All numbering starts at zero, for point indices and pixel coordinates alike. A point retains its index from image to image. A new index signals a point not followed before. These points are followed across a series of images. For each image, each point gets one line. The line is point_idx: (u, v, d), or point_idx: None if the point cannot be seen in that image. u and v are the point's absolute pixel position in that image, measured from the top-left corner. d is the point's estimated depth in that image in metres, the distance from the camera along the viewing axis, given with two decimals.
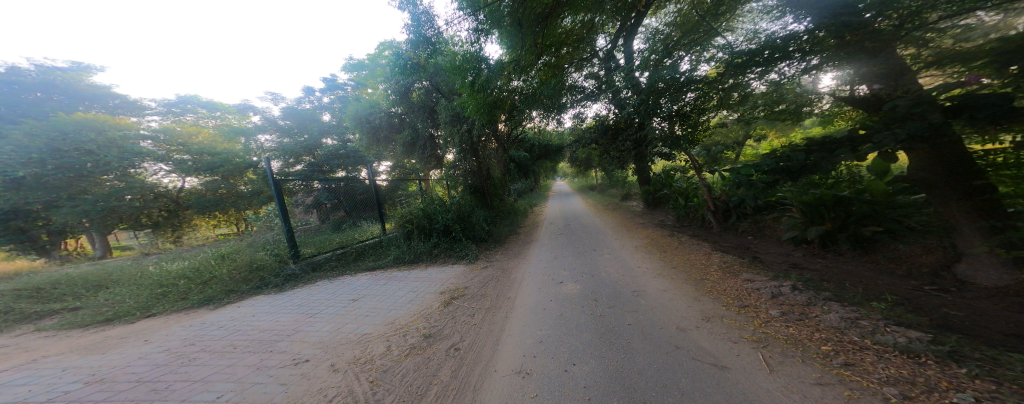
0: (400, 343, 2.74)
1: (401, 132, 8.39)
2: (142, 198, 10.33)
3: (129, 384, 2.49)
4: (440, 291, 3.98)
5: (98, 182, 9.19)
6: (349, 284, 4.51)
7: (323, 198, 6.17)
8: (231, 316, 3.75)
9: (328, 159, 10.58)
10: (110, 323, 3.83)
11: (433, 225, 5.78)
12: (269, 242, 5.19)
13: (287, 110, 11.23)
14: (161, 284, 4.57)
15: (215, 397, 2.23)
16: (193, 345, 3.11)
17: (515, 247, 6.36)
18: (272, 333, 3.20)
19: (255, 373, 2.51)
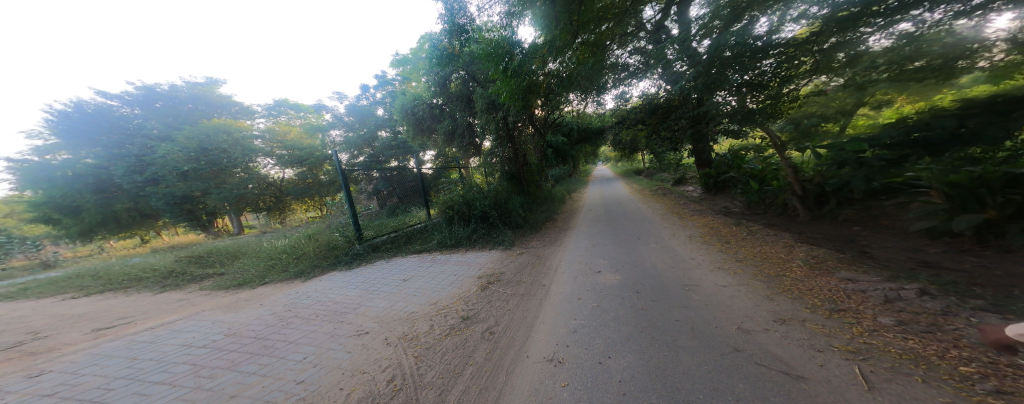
0: (442, 322, 2.88)
1: (441, 122, 8.53)
2: (260, 187, 13.48)
3: (250, 339, 3.08)
4: (478, 275, 4.09)
5: (232, 173, 12.37)
6: (399, 264, 4.95)
7: (380, 186, 6.49)
8: (314, 288, 4.39)
9: (383, 151, 11.77)
10: (241, 287, 4.85)
11: (473, 212, 6.00)
12: (336, 225, 5.92)
13: (349, 108, 12.43)
14: (269, 257, 5.62)
15: (302, 357, 2.63)
16: (291, 311, 3.71)
17: (552, 233, 6.22)
18: (341, 306, 3.67)
19: (329, 340, 2.88)
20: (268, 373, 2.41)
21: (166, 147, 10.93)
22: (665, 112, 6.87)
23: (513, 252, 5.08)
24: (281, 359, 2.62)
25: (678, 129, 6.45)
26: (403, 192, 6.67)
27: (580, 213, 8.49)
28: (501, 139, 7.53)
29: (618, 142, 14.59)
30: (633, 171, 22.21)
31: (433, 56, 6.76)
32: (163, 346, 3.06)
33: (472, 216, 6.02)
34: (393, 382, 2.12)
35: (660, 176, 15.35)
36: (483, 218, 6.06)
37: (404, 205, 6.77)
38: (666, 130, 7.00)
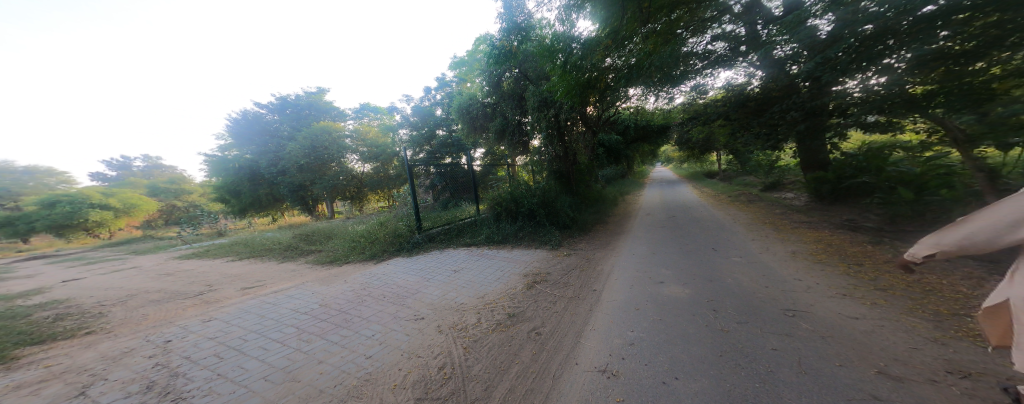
0: (491, 316, 2.93)
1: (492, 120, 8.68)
2: (348, 178, 15.59)
3: (337, 312, 3.51)
4: (526, 273, 4.07)
5: (329, 168, 15.15)
6: (450, 256, 5.20)
7: (436, 181, 6.80)
8: (381, 272, 4.84)
9: (441, 148, 12.60)
10: (332, 263, 5.69)
11: (521, 210, 6.00)
12: (402, 214, 6.46)
13: (414, 108, 13.44)
14: (350, 239, 6.45)
15: (371, 334, 2.92)
16: (367, 290, 4.13)
17: (603, 236, 5.90)
18: (403, 290, 3.96)
19: (392, 321, 3.13)
20: (346, 345, 2.76)
21: (291, 146, 14.48)
22: (760, 105, 6.14)
23: (563, 252, 4.92)
24: (355, 333, 2.97)
25: (781, 123, 5.78)
26: (455, 188, 6.82)
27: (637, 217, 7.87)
28: (550, 138, 7.23)
29: (687, 140, 13.21)
30: (704, 173, 19.91)
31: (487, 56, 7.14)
32: (274, 308, 3.75)
33: (520, 213, 6.06)
34: (443, 370, 2.22)
35: (741, 180, 13.36)
36: (530, 216, 6.04)
37: (455, 200, 6.96)
38: (760, 126, 6.20)
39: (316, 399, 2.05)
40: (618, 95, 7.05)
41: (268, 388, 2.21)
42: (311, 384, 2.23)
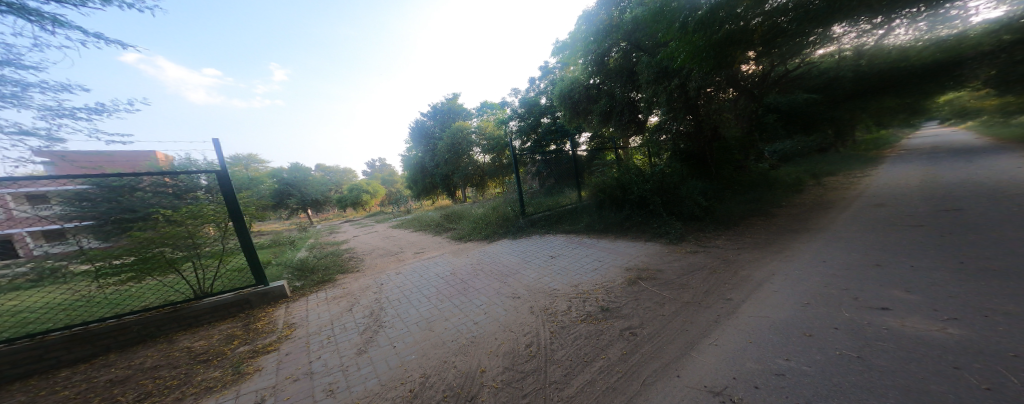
0: (581, 307, 2.85)
1: (598, 102, 8.05)
2: (481, 169, 18.14)
3: (459, 281, 4.25)
4: (628, 266, 3.73)
5: (465, 160, 18.09)
6: (551, 241, 5.34)
7: (541, 169, 7.01)
8: (490, 250, 5.50)
9: (545, 136, 12.55)
10: (460, 240, 6.86)
11: (627, 198, 5.45)
12: (511, 200, 7.10)
13: (521, 101, 13.82)
14: (473, 220, 7.60)
15: (479, 304, 3.39)
16: (484, 265, 4.78)
17: (744, 233, 4.57)
18: (505, 269, 4.39)
19: (494, 295, 3.53)
20: (463, 308, 3.34)
21: (441, 145, 18.30)
22: None
23: (678, 250, 4.11)
24: (469, 300, 3.52)
25: None
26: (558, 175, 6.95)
27: (814, 211, 5.49)
28: (671, 105, 6.18)
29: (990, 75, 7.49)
30: None
31: (591, 34, 6.98)
32: (424, 271, 4.91)
33: (625, 201, 5.53)
34: (530, 348, 2.36)
35: None
36: (638, 203, 5.39)
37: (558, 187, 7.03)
38: None
39: (441, 348, 2.62)
40: (799, 44, 5.30)
41: (415, 332, 2.99)
42: (439, 335, 2.86)
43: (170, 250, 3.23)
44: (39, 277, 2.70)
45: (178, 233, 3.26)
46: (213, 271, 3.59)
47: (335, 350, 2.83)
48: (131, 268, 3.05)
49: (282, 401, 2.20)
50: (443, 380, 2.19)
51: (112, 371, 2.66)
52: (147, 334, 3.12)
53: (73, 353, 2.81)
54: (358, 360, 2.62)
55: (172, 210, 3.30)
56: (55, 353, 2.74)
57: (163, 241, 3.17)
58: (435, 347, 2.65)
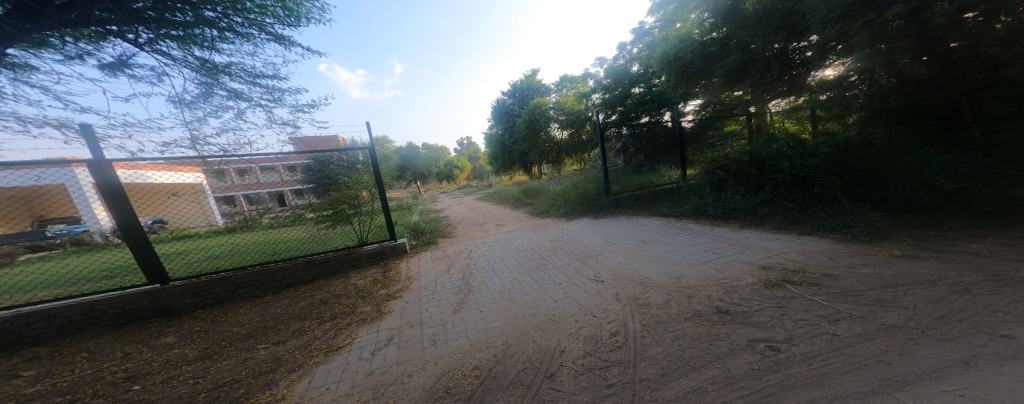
0: (688, 304, 2.49)
1: (723, 60, 6.55)
2: (558, 145, 17.84)
3: (543, 254, 4.34)
4: (762, 264, 3.07)
5: (540, 136, 17.95)
6: (643, 226, 4.99)
7: (627, 144, 7.01)
8: (570, 228, 5.43)
9: (636, 107, 11.36)
10: (539, 215, 7.07)
11: (766, 178, 4.68)
12: (591, 177, 6.91)
13: (608, 70, 12.84)
14: (551, 196, 7.70)
15: (557, 283, 3.33)
16: (564, 243, 4.70)
17: (948, 222, 3.25)
18: (587, 249, 4.25)
19: (573, 276, 3.43)
20: (542, 285, 3.34)
21: (518, 122, 18.55)
22: None
23: (852, 252, 3.03)
24: (548, 278, 3.49)
25: None
26: (651, 150, 6.58)
27: None
28: (872, 42, 3.65)
29: None
30: None
31: None
32: (505, 243, 5.16)
33: (764, 180, 4.76)
34: (615, 337, 2.20)
35: None
36: (793, 183, 4.47)
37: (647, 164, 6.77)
38: None
39: (523, 320, 2.68)
40: None
41: (498, 301, 3.15)
42: (521, 307, 2.93)
43: (347, 207, 4.69)
44: (294, 219, 4.54)
45: (352, 195, 4.72)
46: (365, 225, 5.04)
47: (437, 305, 3.29)
48: (332, 218, 4.58)
49: (403, 341, 2.70)
50: (523, 352, 2.23)
51: (323, 292, 3.91)
52: (336, 268, 4.47)
53: (304, 275, 4.28)
54: (452, 319, 2.95)
55: (348, 179, 4.92)
56: (299, 272, 4.24)
57: (342, 200, 4.64)
58: (516, 318, 2.73)
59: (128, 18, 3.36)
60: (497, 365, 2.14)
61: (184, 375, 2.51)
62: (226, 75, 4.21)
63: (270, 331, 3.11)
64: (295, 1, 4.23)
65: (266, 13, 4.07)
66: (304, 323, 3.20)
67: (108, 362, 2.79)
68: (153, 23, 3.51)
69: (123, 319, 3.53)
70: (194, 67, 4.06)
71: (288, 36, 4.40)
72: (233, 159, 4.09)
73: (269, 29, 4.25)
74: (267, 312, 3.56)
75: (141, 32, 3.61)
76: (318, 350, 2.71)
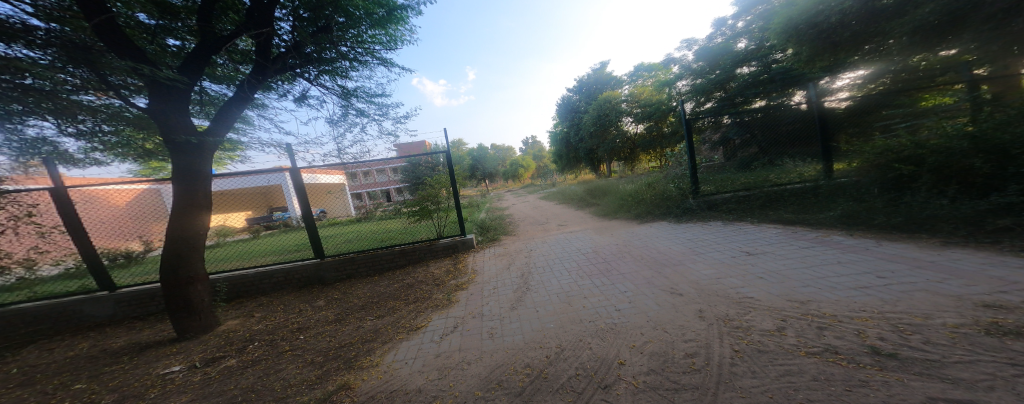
0: (817, 337, 1.89)
1: (899, 17, 4.72)
2: (629, 140, 16.62)
3: (615, 257, 4.06)
4: (946, 293, 2.18)
5: (609, 131, 16.95)
6: (747, 234, 4.19)
7: (729, 134, 6.07)
8: (644, 232, 4.99)
9: (742, 91, 9.47)
10: (609, 217, 6.81)
11: (1006, 173, 3.25)
12: (672, 175, 6.37)
13: (699, 52, 11.26)
14: (622, 196, 7.39)
15: (622, 291, 3.07)
16: (631, 248, 4.36)
17: None
18: (663, 257, 3.79)
19: (645, 285, 3.11)
20: (604, 291, 3.14)
21: (586, 118, 17.68)
22: None
23: None
24: (611, 284, 3.25)
25: None
26: (767, 141, 5.68)
27: None
28: None
29: None
30: None
31: None
32: (564, 244, 5.04)
33: (1004, 178, 3.27)
34: (692, 359, 1.91)
35: None
36: None
37: (761, 156, 5.85)
38: None
39: (579, 326, 2.57)
40: None
41: (555, 302, 3.10)
42: (578, 311, 2.82)
43: (429, 203, 5.29)
44: (394, 213, 5.37)
45: (433, 192, 5.31)
46: (442, 220, 5.61)
47: (496, 300, 3.41)
48: (417, 213, 5.23)
49: (465, 330, 2.91)
50: (577, 358, 2.14)
51: (410, 277, 4.52)
52: (420, 257, 5.10)
53: (399, 260, 5.01)
54: (509, 315, 3.03)
55: (430, 179, 5.57)
56: (393, 258, 4.98)
57: (426, 197, 5.27)
58: (573, 323, 2.64)
59: (303, 60, 4.39)
60: (548, 367, 2.10)
61: (318, 333, 3.23)
62: (355, 97, 5.21)
63: (372, 307, 3.73)
64: (398, 29, 4.96)
65: (376, 41, 4.86)
66: (396, 303, 3.74)
67: (282, 315, 3.81)
68: (317, 63, 4.50)
69: (295, 283, 4.74)
70: (337, 94, 5.12)
71: (391, 59, 5.17)
72: (359, 163, 5.01)
73: (378, 54, 5.06)
74: (375, 289, 4.31)
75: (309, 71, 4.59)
76: (402, 328, 3.14)
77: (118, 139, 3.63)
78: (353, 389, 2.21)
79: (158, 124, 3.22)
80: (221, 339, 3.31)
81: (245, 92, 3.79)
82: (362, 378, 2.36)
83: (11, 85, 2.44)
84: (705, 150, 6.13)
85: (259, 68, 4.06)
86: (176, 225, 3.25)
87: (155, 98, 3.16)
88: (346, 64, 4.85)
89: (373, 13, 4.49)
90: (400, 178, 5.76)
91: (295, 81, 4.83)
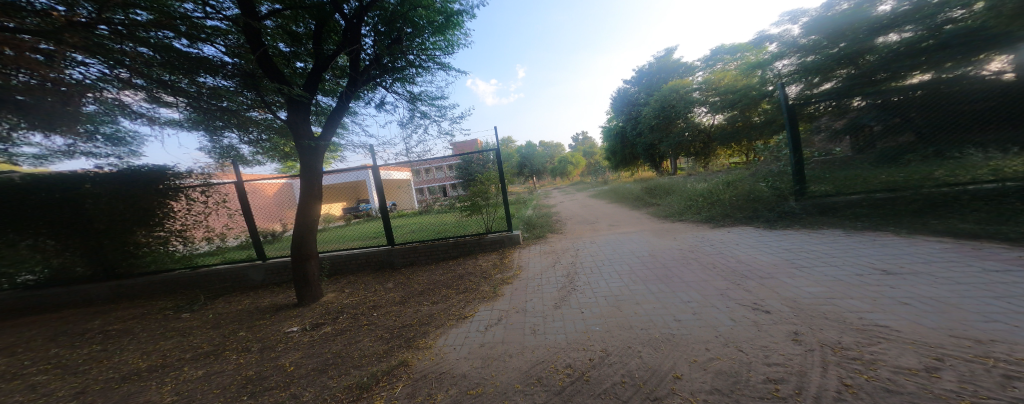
0: (996, 388, 1.35)
1: None
2: (697, 133, 15.25)
3: (676, 262, 3.75)
4: None
5: (674, 123, 15.50)
6: (869, 249, 3.40)
7: (864, 120, 4.81)
8: (721, 237, 4.51)
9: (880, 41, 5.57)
10: (674, 217, 6.45)
11: None
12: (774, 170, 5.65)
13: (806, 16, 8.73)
14: (690, 197, 6.97)
15: (686, 300, 2.80)
16: (697, 252, 4.00)
17: None
18: (745, 268, 3.32)
19: (718, 297, 2.77)
20: (660, 298, 2.91)
21: (647, 111, 16.36)
22: None
23: None
24: (673, 293, 2.99)
25: None
26: (931, 126, 4.31)
27: None
28: None
29: None
30: None
31: None
32: (616, 245, 4.84)
33: None
34: (777, 384, 1.62)
35: None
36: None
37: (920, 146, 4.41)
38: None
39: (627, 332, 2.44)
40: None
41: (602, 305, 2.98)
42: (627, 316, 2.68)
43: (481, 198, 5.58)
44: (449, 207, 5.70)
45: (484, 188, 5.59)
46: (493, 215, 5.80)
47: (540, 297, 3.42)
48: (469, 208, 5.57)
49: (508, 324, 2.99)
50: (624, 364, 2.04)
51: (460, 268, 4.82)
52: (471, 250, 5.38)
53: (452, 252, 5.39)
54: (553, 313, 3.01)
55: (481, 176, 5.85)
56: (448, 249, 5.36)
57: (478, 192, 5.56)
58: (621, 328, 2.51)
59: (382, 71, 4.88)
60: (591, 370, 2.04)
61: (387, 312, 3.65)
62: (420, 101, 5.67)
63: (429, 293, 4.09)
64: (454, 34, 5.23)
65: (437, 47, 5.19)
66: (449, 292, 4.02)
67: (363, 292, 4.39)
68: (394, 73, 4.95)
69: (373, 264, 5.41)
70: (406, 99, 5.62)
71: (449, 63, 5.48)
72: (421, 161, 5.47)
73: (439, 59, 5.39)
74: (431, 275, 4.75)
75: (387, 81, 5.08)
76: (451, 316, 3.34)
77: (271, 145, 5.21)
78: (409, 367, 2.45)
79: (293, 131, 4.04)
80: (323, 308, 3.97)
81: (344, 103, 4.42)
82: (418, 357, 2.60)
83: (217, 107, 4.15)
84: (817, 140, 5.21)
85: (351, 81, 4.68)
86: (300, 213, 4.03)
87: (293, 112, 4.02)
88: (415, 71, 5.27)
89: (434, 21, 4.80)
90: (456, 175, 6.29)
91: (375, 90, 5.44)
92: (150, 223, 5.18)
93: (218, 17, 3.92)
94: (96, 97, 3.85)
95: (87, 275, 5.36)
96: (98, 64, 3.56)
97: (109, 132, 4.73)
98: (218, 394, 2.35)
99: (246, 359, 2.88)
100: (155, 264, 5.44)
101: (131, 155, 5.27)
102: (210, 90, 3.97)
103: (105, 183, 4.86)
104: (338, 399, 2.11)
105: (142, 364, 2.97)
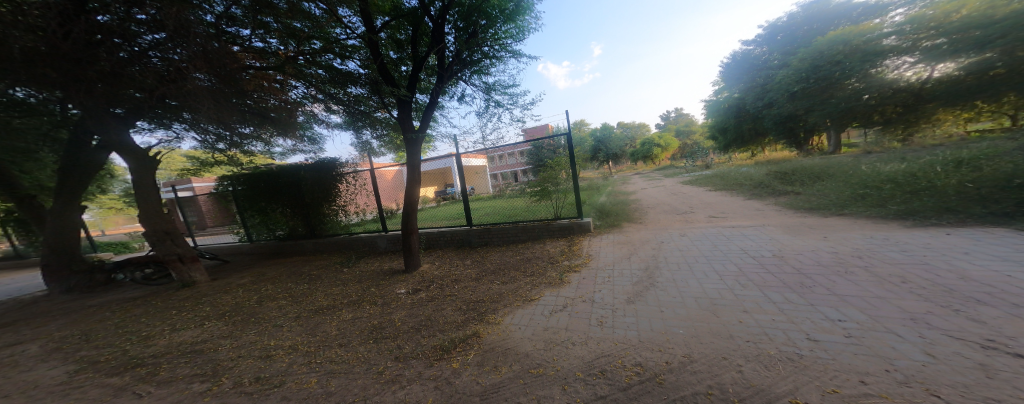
0: None
1: None
2: (879, 95, 11.32)
3: (809, 270, 2.96)
4: None
5: (840, 87, 12.43)
6: None
7: None
8: (924, 243, 3.24)
9: None
10: (838, 206, 5.18)
11: None
12: None
13: None
14: (867, 185, 5.44)
15: (835, 317, 2.09)
16: (861, 260, 3.02)
17: None
18: (976, 293, 2.15)
19: (902, 322, 1.90)
20: (785, 310, 2.30)
21: (784, 74, 14.69)
22: None
23: None
24: (809, 306, 2.31)
25: None
26: None
27: None
28: None
29: None
30: None
31: None
32: (723, 242, 4.18)
33: None
34: None
35: None
36: None
37: None
38: None
39: (719, 340, 2.07)
40: None
41: (691, 307, 2.63)
42: (724, 324, 2.26)
43: (550, 184, 5.58)
44: (519, 192, 5.88)
45: (554, 174, 5.54)
46: (558, 201, 5.75)
47: (611, 290, 3.26)
48: (539, 193, 5.62)
49: (574, 312, 2.94)
50: (714, 375, 1.73)
51: (529, 252, 4.95)
52: (539, 235, 5.46)
53: (522, 235, 5.55)
54: (624, 308, 2.84)
55: (552, 161, 5.77)
56: (517, 233, 5.55)
57: (546, 179, 5.58)
58: (714, 335, 2.14)
59: (462, 65, 5.16)
60: (667, 373, 1.83)
61: (464, 286, 4.02)
62: (494, 91, 5.84)
63: (505, 273, 4.30)
64: (526, 19, 5.12)
65: (508, 37, 5.23)
66: (517, 274, 4.18)
67: (448, 265, 4.96)
68: (471, 67, 5.22)
69: (455, 242, 6.00)
70: (483, 90, 5.87)
71: (521, 50, 5.44)
72: (494, 148, 5.66)
73: (511, 47, 5.43)
74: (505, 255, 5.02)
75: (468, 78, 5.42)
76: (518, 298, 3.46)
77: (389, 138, 6.36)
78: (479, 338, 2.65)
79: (403, 125, 4.70)
80: (420, 276, 4.61)
81: (435, 100, 4.91)
82: (487, 331, 2.80)
83: (360, 111, 5.31)
84: None
85: (439, 78, 5.09)
86: (408, 192, 4.75)
87: (401, 111, 4.66)
88: (490, 62, 5.44)
89: (505, 9, 4.80)
90: (525, 162, 6.34)
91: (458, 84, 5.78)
92: (330, 197, 7.02)
93: (355, 36, 4.74)
94: (304, 110, 5.45)
95: (304, 234, 7.33)
96: (303, 88, 5.17)
97: (311, 134, 6.38)
98: (355, 334, 2.98)
99: (372, 310, 3.56)
100: (331, 230, 7.14)
101: (322, 151, 7.04)
102: (354, 98, 5.15)
103: (313, 170, 6.89)
104: (426, 356, 2.45)
105: (323, 302, 3.99)
